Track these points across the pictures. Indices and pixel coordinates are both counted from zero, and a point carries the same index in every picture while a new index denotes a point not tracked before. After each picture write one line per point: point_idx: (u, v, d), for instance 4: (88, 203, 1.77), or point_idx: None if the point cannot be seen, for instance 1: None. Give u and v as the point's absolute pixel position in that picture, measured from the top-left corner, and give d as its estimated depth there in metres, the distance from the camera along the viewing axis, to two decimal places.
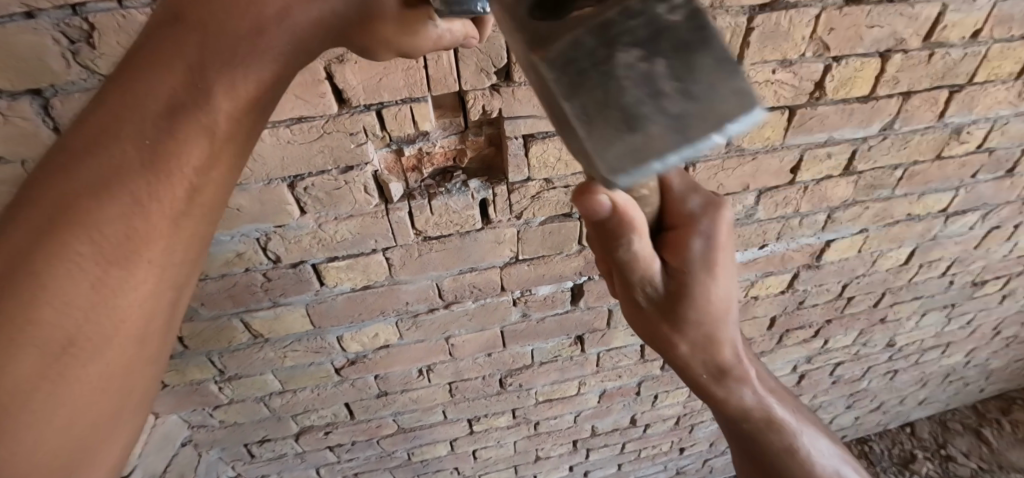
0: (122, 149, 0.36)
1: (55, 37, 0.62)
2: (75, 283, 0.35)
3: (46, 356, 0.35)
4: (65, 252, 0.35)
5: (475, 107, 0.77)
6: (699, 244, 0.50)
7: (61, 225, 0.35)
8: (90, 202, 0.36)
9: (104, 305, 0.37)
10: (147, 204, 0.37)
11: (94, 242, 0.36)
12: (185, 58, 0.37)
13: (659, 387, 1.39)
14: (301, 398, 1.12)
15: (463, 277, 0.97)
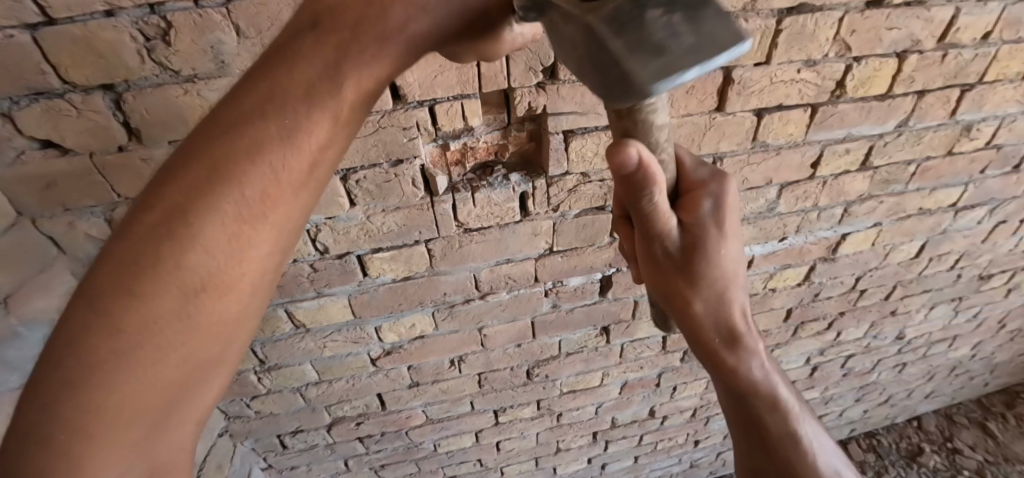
0: (230, 138, 0.35)
1: (133, 34, 0.65)
2: (193, 254, 0.34)
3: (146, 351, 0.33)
4: (186, 220, 0.34)
5: (521, 104, 0.81)
6: (709, 206, 0.50)
7: (174, 220, 0.34)
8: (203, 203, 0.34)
9: (203, 303, 0.35)
10: (264, 185, 0.36)
11: (215, 215, 0.34)
12: (325, 49, 0.37)
13: (678, 378, 1.43)
14: (336, 388, 1.15)
15: (500, 269, 1.01)
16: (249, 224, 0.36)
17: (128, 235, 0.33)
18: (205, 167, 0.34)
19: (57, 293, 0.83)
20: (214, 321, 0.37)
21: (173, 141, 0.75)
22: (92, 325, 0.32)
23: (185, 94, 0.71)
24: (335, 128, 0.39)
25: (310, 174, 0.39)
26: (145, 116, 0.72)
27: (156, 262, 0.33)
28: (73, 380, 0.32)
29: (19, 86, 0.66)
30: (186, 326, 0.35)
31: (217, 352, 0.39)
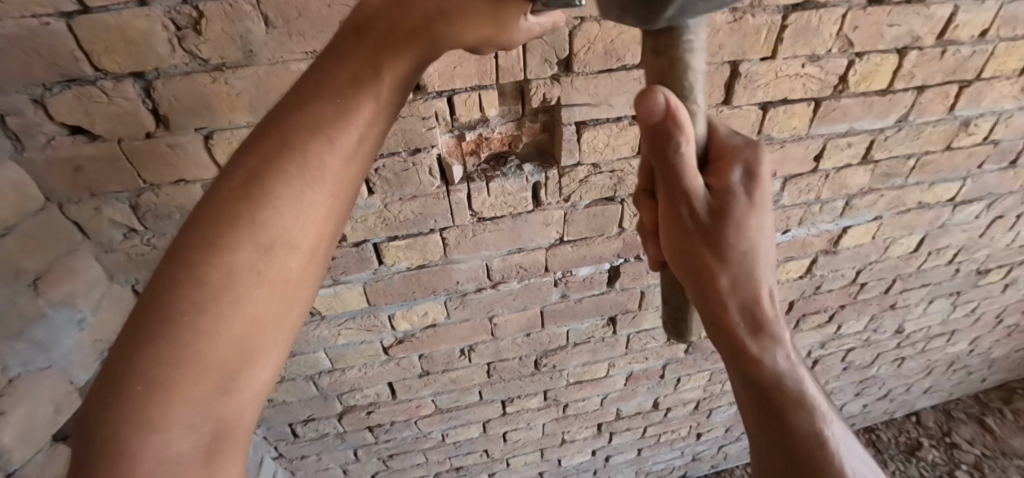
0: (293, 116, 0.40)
1: (164, 23, 0.67)
2: (265, 213, 0.39)
3: (214, 298, 0.37)
4: (258, 186, 0.39)
5: (536, 95, 0.84)
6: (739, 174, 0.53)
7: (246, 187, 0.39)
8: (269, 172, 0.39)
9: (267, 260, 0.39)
10: (321, 155, 0.40)
11: (280, 180, 0.39)
12: (369, 42, 0.43)
13: (683, 370, 1.46)
14: (348, 377, 1.17)
15: (512, 258, 1.03)
16: (306, 193, 0.40)
17: (213, 202, 0.39)
18: (273, 142, 0.40)
19: (82, 277, 0.85)
20: (279, 280, 0.41)
21: (199, 129, 0.77)
22: (179, 274, 0.37)
23: (213, 82, 0.73)
24: (380, 109, 0.44)
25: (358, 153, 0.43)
26: (173, 103, 0.74)
27: (235, 218, 0.38)
28: (159, 323, 0.36)
29: (53, 72, 0.68)
30: (259, 279, 0.39)
31: (278, 317, 0.42)
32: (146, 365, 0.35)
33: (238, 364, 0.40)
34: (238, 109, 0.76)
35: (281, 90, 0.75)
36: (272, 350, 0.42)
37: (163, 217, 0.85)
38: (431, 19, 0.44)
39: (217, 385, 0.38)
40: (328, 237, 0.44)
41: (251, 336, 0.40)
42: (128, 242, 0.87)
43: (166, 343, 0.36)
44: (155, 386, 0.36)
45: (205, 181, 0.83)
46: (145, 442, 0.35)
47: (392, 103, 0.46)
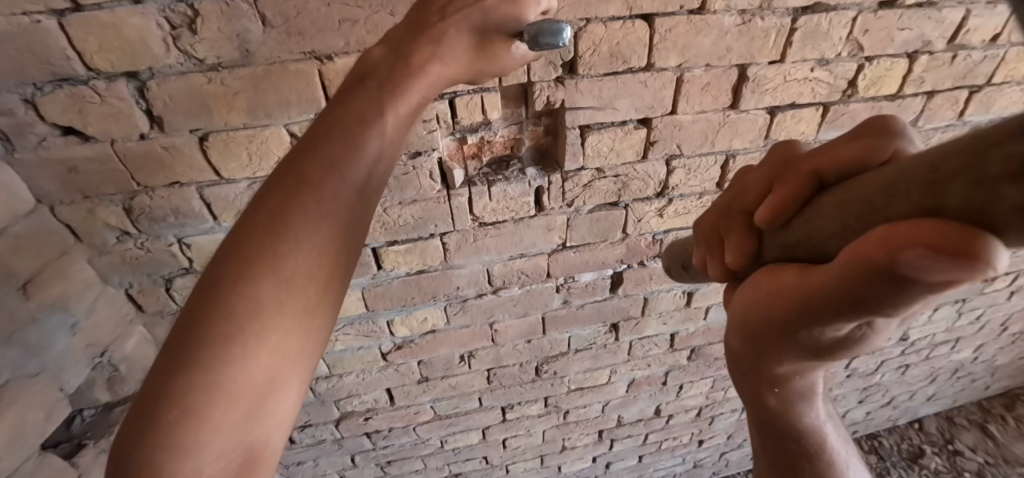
0: (311, 153, 0.43)
1: (159, 21, 0.66)
2: (284, 246, 0.40)
3: (243, 325, 0.39)
4: (280, 219, 0.41)
5: (539, 98, 0.82)
6: (757, 167, 0.49)
7: (268, 221, 0.41)
8: (293, 203, 0.41)
9: (294, 287, 0.41)
10: (338, 185, 0.43)
11: (302, 209, 0.41)
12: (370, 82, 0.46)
13: (685, 377, 1.44)
14: (346, 382, 1.15)
15: (513, 263, 1.01)
16: (325, 221, 0.42)
17: (239, 236, 0.41)
18: (292, 177, 0.42)
19: (74, 282, 0.82)
20: (304, 306, 0.42)
21: (195, 130, 0.75)
22: (207, 309, 0.38)
23: (208, 82, 0.71)
24: (387, 141, 0.45)
25: (370, 184, 0.45)
26: (168, 103, 0.72)
27: (262, 250, 0.40)
28: (192, 350, 0.37)
29: (44, 72, 0.66)
30: (283, 308, 0.40)
31: (301, 354, 0.42)
32: (178, 391, 0.36)
33: (269, 394, 0.40)
34: (234, 111, 0.74)
35: (278, 90, 0.73)
36: (298, 381, 0.42)
37: (157, 219, 0.83)
38: (424, 62, 0.47)
39: (246, 416, 0.39)
40: (348, 271, 0.46)
41: (282, 362, 0.41)
42: (121, 246, 0.85)
43: (203, 369, 0.37)
44: (189, 415, 0.36)
45: (200, 184, 0.80)
46: (179, 466, 0.36)
47: (398, 138, 0.47)
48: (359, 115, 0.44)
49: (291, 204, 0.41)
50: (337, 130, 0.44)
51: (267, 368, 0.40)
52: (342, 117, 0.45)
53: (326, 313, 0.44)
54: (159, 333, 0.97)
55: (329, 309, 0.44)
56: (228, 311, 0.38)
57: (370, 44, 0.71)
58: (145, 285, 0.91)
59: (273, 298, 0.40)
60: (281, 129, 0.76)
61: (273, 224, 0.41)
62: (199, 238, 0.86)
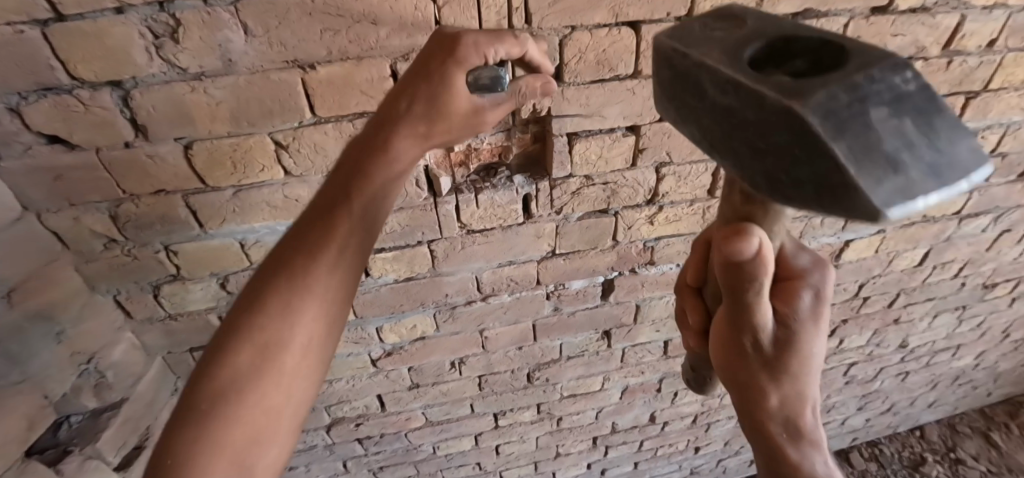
0: (304, 231, 0.56)
1: (141, 31, 0.66)
2: (285, 304, 0.53)
3: (248, 368, 0.51)
4: (284, 280, 0.54)
5: (525, 106, 0.81)
6: (807, 298, 0.53)
7: (272, 287, 0.54)
8: (289, 274, 0.54)
9: (288, 337, 0.53)
10: (325, 256, 0.55)
11: (297, 276, 0.54)
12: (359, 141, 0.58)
13: (680, 384, 1.43)
14: (336, 388, 1.15)
15: (502, 270, 1.00)
16: (331, 255, 0.56)
17: (247, 302, 0.54)
18: (289, 253, 0.55)
19: (60, 289, 0.82)
20: (299, 354, 0.54)
21: (179, 139, 0.75)
22: (244, 323, 0.52)
23: (192, 92, 0.71)
24: (364, 213, 0.58)
25: (352, 245, 0.57)
26: (152, 112, 0.72)
27: (264, 309, 0.53)
28: (210, 390, 0.50)
29: (28, 81, 0.66)
30: (283, 356, 0.53)
31: (303, 389, 0.54)
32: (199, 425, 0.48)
33: (268, 428, 0.51)
34: (218, 119, 0.74)
35: (262, 99, 0.73)
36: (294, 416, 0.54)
37: (143, 227, 0.83)
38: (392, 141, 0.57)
39: (250, 446, 0.50)
40: (338, 323, 0.58)
41: (280, 401, 0.52)
42: (108, 252, 0.85)
43: (216, 408, 0.49)
44: (202, 444, 0.47)
45: (185, 191, 0.80)
46: None
47: (375, 207, 0.60)
48: (343, 195, 0.57)
49: (287, 274, 0.54)
50: (325, 211, 0.57)
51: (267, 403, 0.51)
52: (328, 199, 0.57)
53: (319, 359, 0.56)
54: (147, 339, 0.97)
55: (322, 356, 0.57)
56: (240, 356, 0.51)
57: (352, 52, 0.71)
58: (133, 292, 0.91)
59: (271, 346, 0.52)
60: (265, 137, 0.76)
61: (274, 288, 0.54)
62: (185, 245, 0.86)
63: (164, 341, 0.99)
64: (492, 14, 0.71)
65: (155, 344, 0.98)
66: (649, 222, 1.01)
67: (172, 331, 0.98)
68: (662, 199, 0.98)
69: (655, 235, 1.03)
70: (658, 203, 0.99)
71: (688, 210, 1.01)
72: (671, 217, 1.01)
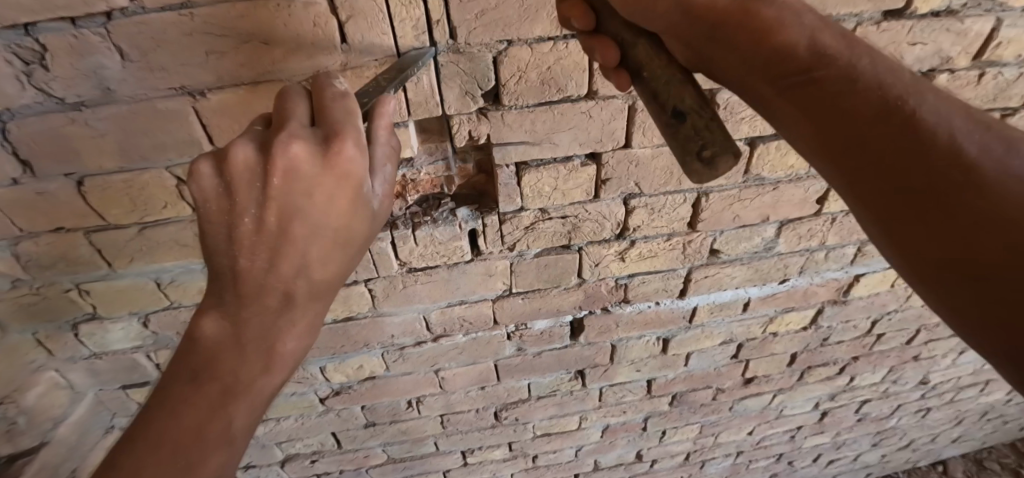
0: (250, 261, 0.44)
1: (7, 58, 0.57)
2: (244, 326, 0.46)
3: (190, 377, 0.47)
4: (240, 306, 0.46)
5: (460, 132, 0.70)
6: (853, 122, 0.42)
7: (231, 304, 0.46)
8: (247, 303, 0.46)
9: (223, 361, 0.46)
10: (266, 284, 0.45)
11: (250, 303, 0.46)
12: (235, 250, 0.43)
13: (667, 423, 1.31)
14: (285, 426, 1.07)
15: (453, 310, 0.90)
16: (272, 323, 0.47)
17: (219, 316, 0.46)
18: (251, 289, 0.45)
19: None
20: (225, 382, 0.47)
21: (69, 174, 0.67)
22: (204, 389, 0.46)
23: (72, 123, 0.63)
24: (320, 261, 0.46)
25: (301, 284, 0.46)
26: (33, 146, 0.64)
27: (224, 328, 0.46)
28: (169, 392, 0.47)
29: None
30: (212, 376, 0.46)
31: (222, 425, 0.47)
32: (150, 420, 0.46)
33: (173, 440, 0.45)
34: (106, 154, 0.66)
35: (151, 131, 0.64)
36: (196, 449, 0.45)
37: (46, 266, 0.75)
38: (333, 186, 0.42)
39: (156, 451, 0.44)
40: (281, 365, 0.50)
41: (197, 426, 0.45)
42: (15, 291, 0.78)
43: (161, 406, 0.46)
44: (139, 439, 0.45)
45: (86, 229, 0.73)
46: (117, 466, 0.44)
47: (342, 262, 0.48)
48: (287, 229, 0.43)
49: (245, 305, 0.46)
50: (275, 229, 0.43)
51: (183, 414, 0.45)
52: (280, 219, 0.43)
53: (246, 393, 0.48)
54: (73, 377, 0.91)
55: (252, 397, 0.48)
56: (187, 366, 0.47)
57: (247, 76, 0.61)
58: (49, 331, 0.84)
59: (216, 367, 0.47)
60: (162, 172, 0.68)
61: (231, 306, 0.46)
62: (96, 284, 0.79)
63: (93, 378, 0.92)
64: (408, 29, 0.59)
65: (83, 380, 0.92)
66: (619, 259, 0.88)
67: (99, 368, 0.92)
68: (633, 233, 0.85)
69: (627, 272, 0.91)
70: (629, 237, 0.86)
71: (664, 245, 0.88)
72: (645, 253, 0.88)
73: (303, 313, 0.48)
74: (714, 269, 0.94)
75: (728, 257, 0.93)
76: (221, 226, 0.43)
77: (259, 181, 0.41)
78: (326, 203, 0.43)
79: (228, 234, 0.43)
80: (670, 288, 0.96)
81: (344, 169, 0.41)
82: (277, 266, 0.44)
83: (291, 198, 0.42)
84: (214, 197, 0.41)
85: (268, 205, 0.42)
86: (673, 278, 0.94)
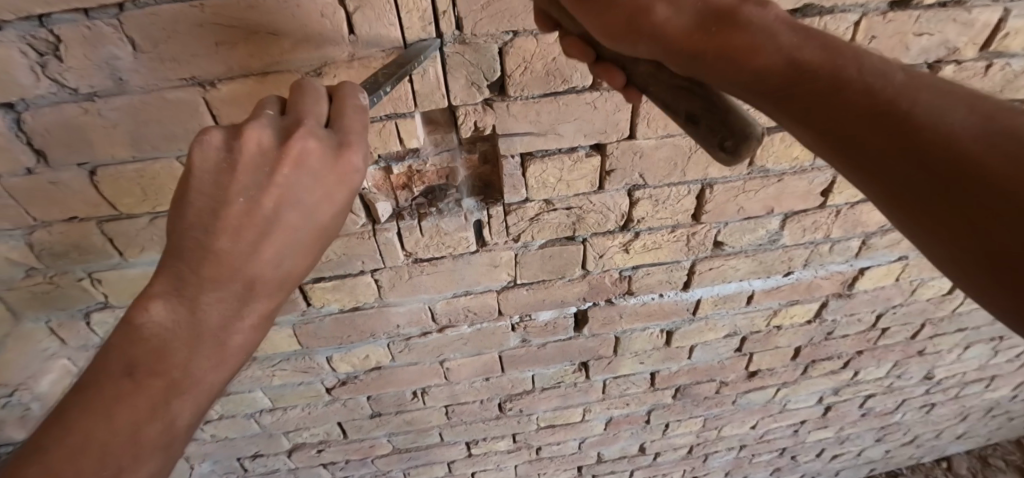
0: (229, 244, 0.41)
1: (22, 49, 0.58)
2: (201, 311, 0.42)
3: (132, 369, 0.42)
4: (201, 290, 0.42)
5: (466, 123, 0.71)
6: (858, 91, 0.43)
7: (191, 288, 0.42)
8: (212, 288, 0.42)
9: (178, 353, 0.42)
10: (240, 271, 0.42)
11: (212, 286, 0.42)
12: (211, 226, 0.40)
13: (670, 416, 1.31)
14: (292, 416, 1.09)
15: (458, 301, 0.91)
16: (242, 312, 0.45)
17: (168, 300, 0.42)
18: (225, 274, 0.42)
19: None
20: (178, 373, 0.43)
21: (81, 164, 0.68)
22: (152, 382, 0.42)
23: (85, 114, 0.64)
24: (294, 255, 0.45)
25: (276, 274, 0.45)
26: (47, 136, 0.65)
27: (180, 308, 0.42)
28: (103, 381, 0.41)
29: None
30: (164, 367, 0.42)
31: (168, 421, 0.44)
32: (80, 413, 0.41)
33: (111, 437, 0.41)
34: (117, 144, 0.67)
35: (162, 121, 0.66)
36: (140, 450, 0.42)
37: (59, 255, 0.77)
38: (335, 184, 0.43)
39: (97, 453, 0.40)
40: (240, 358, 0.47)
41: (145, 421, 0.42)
42: (29, 280, 0.79)
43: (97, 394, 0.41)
44: (72, 432, 0.40)
45: (99, 218, 0.74)
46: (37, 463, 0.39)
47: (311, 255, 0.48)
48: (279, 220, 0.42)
49: (209, 290, 0.42)
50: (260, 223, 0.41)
51: (130, 405, 0.41)
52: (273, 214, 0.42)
53: (195, 387, 0.44)
54: (85, 365, 0.93)
55: (201, 391, 0.45)
56: (124, 351, 0.42)
57: (257, 67, 0.62)
58: (63, 319, 0.86)
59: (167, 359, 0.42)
60: (172, 162, 0.70)
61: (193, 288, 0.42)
62: (108, 273, 0.81)
63: None
64: (414, 20, 0.60)
65: None
66: (623, 250, 0.89)
67: None
68: (637, 225, 0.85)
69: (631, 263, 0.91)
70: (633, 229, 0.86)
71: (668, 237, 0.88)
72: (649, 245, 0.89)
73: (265, 304, 0.46)
74: (718, 261, 0.94)
75: (732, 249, 0.93)
76: (210, 198, 0.40)
77: (266, 165, 0.40)
78: (321, 202, 0.44)
79: (210, 209, 0.40)
80: (673, 280, 0.96)
81: (347, 175, 0.43)
82: (256, 254, 0.43)
83: (295, 194, 0.42)
84: (214, 165, 0.39)
85: (269, 189, 0.41)
86: (677, 270, 0.94)
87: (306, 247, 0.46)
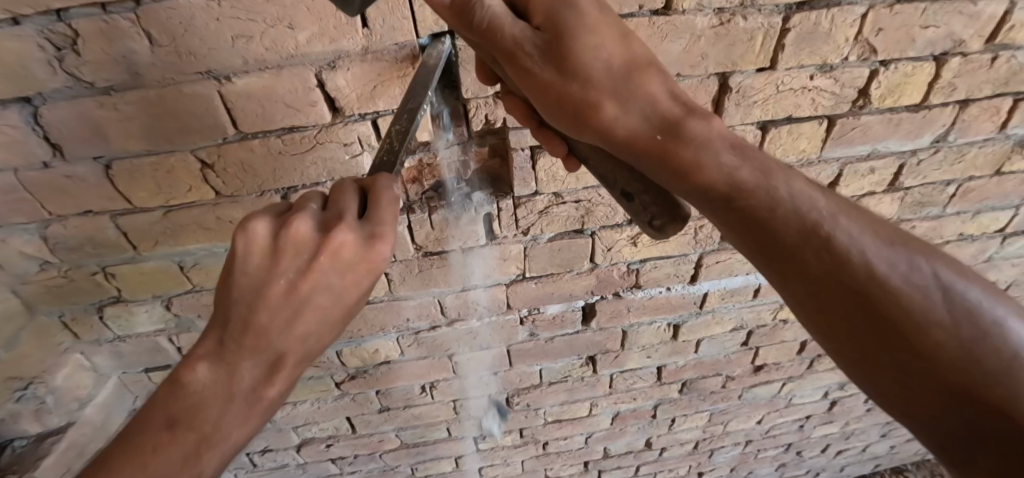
0: (265, 318, 0.46)
1: (40, 43, 0.59)
2: (237, 373, 0.47)
3: (173, 416, 0.46)
4: (241, 357, 0.47)
5: (477, 116, 0.72)
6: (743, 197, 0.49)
7: (233, 353, 0.47)
8: (249, 357, 0.47)
9: (213, 410, 0.46)
10: (275, 343, 0.47)
11: (248, 354, 0.47)
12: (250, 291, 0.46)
13: (677, 411, 1.32)
14: (301, 410, 1.10)
15: (467, 294, 0.92)
16: (273, 377, 0.48)
17: (212, 360, 0.47)
18: (262, 344, 0.47)
19: None
20: (204, 429, 0.46)
21: (97, 158, 0.69)
22: (187, 431, 0.46)
23: (102, 108, 0.64)
24: (322, 332, 0.49)
25: (303, 348, 0.49)
26: (64, 130, 0.66)
27: (223, 365, 0.47)
28: (151, 428, 0.46)
29: None
30: (197, 419, 0.46)
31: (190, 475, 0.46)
32: (132, 449, 0.46)
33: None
34: (133, 138, 0.67)
35: (178, 115, 0.66)
36: None
37: (74, 248, 0.78)
38: (363, 275, 0.47)
39: None
40: (265, 417, 0.50)
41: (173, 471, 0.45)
42: (43, 274, 0.80)
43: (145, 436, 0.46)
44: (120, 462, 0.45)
45: (113, 212, 0.75)
46: None
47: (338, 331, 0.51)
48: (308, 299, 0.46)
49: (247, 358, 0.47)
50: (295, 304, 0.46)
51: (167, 449, 0.45)
52: (309, 299, 0.46)
53: (219, 444, 0.47)
54: (98, 359, 0.94)
55: (225, 449, 0.48)
56: (172, 399, 0.47)
57: (272, 61, 0.63)
58: (76, 314, 0.86)
59: (202, 415, 0.46)
60: (188, 155, 0.70)
61: (236, 354, 0.47)
62: (122, 267, 0.81)
63: (117, 361, 0.95)
64: (427, 13, 0.60)
65: (107, 363, 0.95)
66: (631, 243, 0.89)
67: (122, 351, 0.94)
68: None
69: (639, 257, 0.92)
70: None
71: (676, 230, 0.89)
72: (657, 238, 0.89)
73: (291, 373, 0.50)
74: (725, 254, 0.95)
75: None
76: (254, 279, 0.46)
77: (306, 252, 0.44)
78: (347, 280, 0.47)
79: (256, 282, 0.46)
80: (681, 273, 0.97)
81: (374, 261, 0.46)
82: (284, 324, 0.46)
83: (325, 288, 0.46)
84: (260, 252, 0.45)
85: (306, 276, 0.45)
86: (684, 263, 0.95)
87: (333, 326, 0.49)
